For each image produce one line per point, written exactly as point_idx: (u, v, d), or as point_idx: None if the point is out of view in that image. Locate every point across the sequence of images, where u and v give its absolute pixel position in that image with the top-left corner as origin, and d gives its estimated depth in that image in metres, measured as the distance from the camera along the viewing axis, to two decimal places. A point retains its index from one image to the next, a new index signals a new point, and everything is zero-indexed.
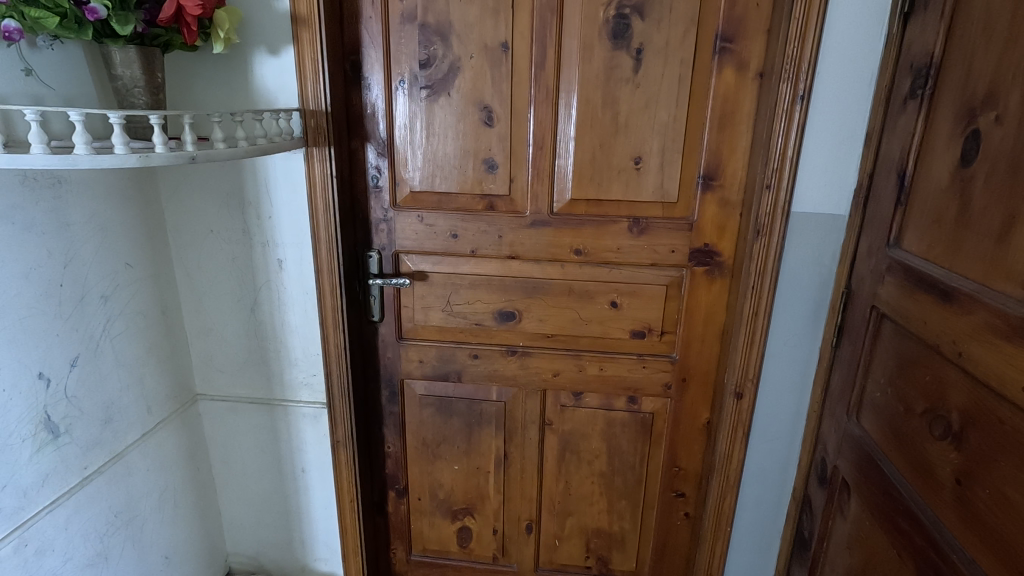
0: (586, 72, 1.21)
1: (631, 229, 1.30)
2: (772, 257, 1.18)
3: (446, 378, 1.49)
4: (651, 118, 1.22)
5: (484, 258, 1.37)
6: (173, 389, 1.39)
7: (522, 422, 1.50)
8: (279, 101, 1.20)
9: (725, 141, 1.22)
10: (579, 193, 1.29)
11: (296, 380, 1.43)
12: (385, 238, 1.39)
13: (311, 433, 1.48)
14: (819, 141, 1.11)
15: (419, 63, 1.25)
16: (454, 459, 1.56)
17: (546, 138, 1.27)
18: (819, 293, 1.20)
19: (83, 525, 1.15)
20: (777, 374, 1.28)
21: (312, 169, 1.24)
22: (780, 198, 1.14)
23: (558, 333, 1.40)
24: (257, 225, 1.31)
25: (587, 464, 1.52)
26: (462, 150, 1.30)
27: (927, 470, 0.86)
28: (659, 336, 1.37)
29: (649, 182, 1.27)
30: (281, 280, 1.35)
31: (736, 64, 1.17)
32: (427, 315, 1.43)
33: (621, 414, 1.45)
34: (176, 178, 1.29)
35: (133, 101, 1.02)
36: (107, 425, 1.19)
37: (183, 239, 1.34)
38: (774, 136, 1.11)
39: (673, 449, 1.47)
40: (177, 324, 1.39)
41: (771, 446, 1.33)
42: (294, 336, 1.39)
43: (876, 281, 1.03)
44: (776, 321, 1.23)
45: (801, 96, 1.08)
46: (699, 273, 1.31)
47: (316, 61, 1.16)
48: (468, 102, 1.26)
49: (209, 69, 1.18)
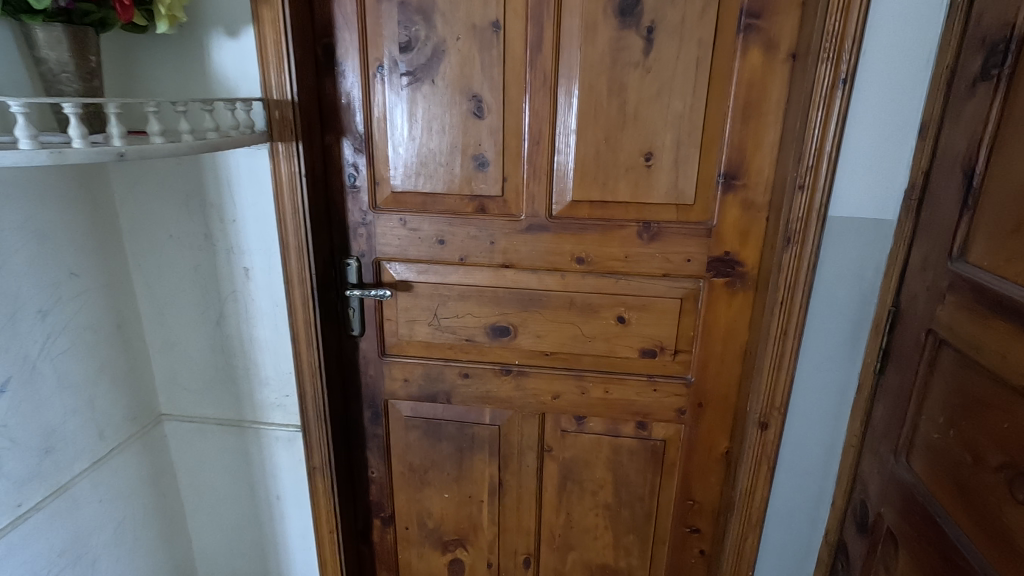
0: (589, 54, 1.05)
1: (640, 234, 1.14)
2: (805, 268, 1.01)
3: (434, 400, 1.34)
4: (664, 108, 1.06)
5: (475, 266, 1.22)
6: (131, 410, 1.26)
7: (518, 447, 1.35)
8: (239, 90, 1.06)
9: (750, 134, 1.05)
10: (581, 194, 1.14)
11: (267, 401, 1.30)
12: (365, 244, 1.24)
13: (286, 457, 1.34)
14: (863, 134, 0.94)
15: (399, 46, 1.10)
16: (444, 487, 1.42)
17: (543, 131, 1.11)
18: (860, 311, 1.03)
19: (18, 568, 1.03)
20: (808, 403, 1.11)
21: (277, 167, 1.10)
22: (816, 200, 0.97)
23: (558, 351, 1.25)
24: (220, 229, 1.17)
25: (591, 494, 1.36)
26: (448, 146, 1.15)
27: (1005, 539, 0.70)
28: (672, 355, 1.21)
29: (661, 181, 1.10)
30: (249, 290, 1.21)
31: (764, 44, 1.00)
32: (413, 329, 1.29)
33: (628, 441, 1.30)
34: (130, 177, 1.16)
35: (61, 89, 0.88)
36: (46, 455, 1.07)
37: (140, 245, 1.21)
38: (809, 127, 0.95)
39: (687, 481, 1.31)
40: (137, 339, 1.26)
41: (801, 483, 1.17)
42: (264, 353, 1.26)
43: (933, 301, 0.87)
44: (808, 342, 1.07)
45: (843, 79, 0.91)
46: (718, 285, 1.15)
47: (280, 45, 1.02)
48: (455, 91, 1.11)
49: (160, 52, 1.05)
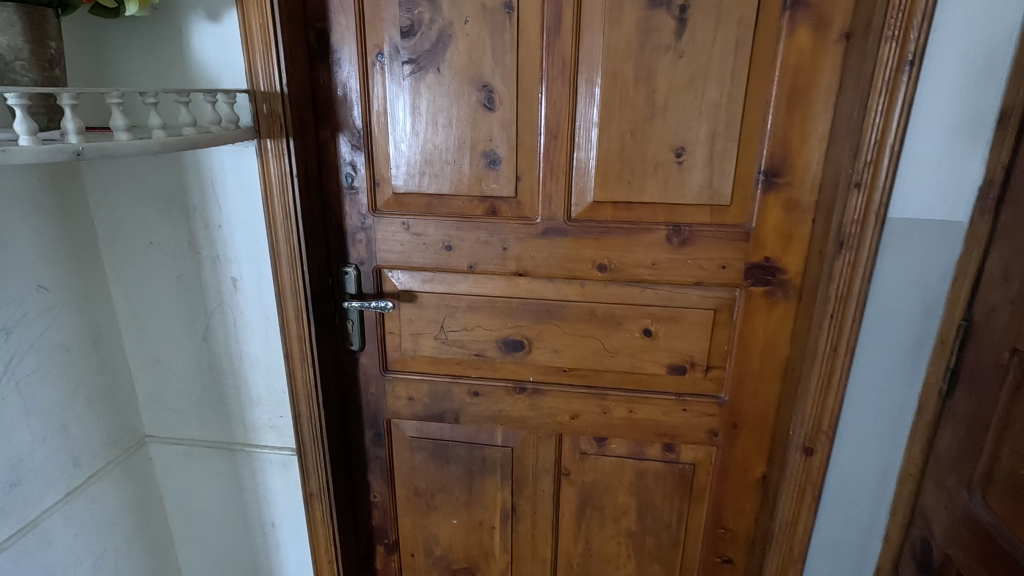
0: (613, 37, 0.94)
1: (670, 239, 1.02)
2: (860, 277, 0.89)
3: (441, 419, 1.23)
4: (698, 97, 0.94)
5: (485, 274, 1.10)
6: (112, 433, 1.15)
7: (533, 470, 1.24)
8: (222, 81, 0.95)
9: (796, 125, 0.94)
10: (604, 195, 1.02)
11: (259, 422, 1.19)
12: (365, 251, 1.13)
13: (281, 482, 1.23)
14: (930, 124, 0.83)
15: (401, 31, 0.99)
16: (452, 512, 1.30)
17: (561, 125, 1.00)
18: (922, 324, 0.92)
19: None
20: (860, 426, 0.99)
21: (266, 167, 0.99)
22: (875, 199, 0.86)
23: (577, 367, 1.14)
24: (205, 235, 1.06)
25: (612, 521, 1.24)
26: (455, 142, 1.04)
27: None
28: (704, 372, 1.10)
29: (694, 180, 0.99)
30: (237, 303, 1.10)
31: (813, 22, 0.89)
32: (417, 343, 1.17)
33: (654, 464, 1.18)
34: (105, 179, 1.05)
35: (15, 78, 0.76)
36: (12, 488, 0.97)
37: (119, 254, 1.10)
38: (869, 117, 0.83)
39: (719, 507, 1.19)
40: (117, 355, 1.15)
41: (849, 514, 1.05)
42: (255, 370, 1.15)
43: (1019, 315, 0.75)
44: (861, 359, 0.95)
45: (910, 60, 0.79)
46: (757, 294, 1.03)
47: (267, 30, 0.91)
48: (463, 80, 1.00)
49: (133, 40, 0.94)
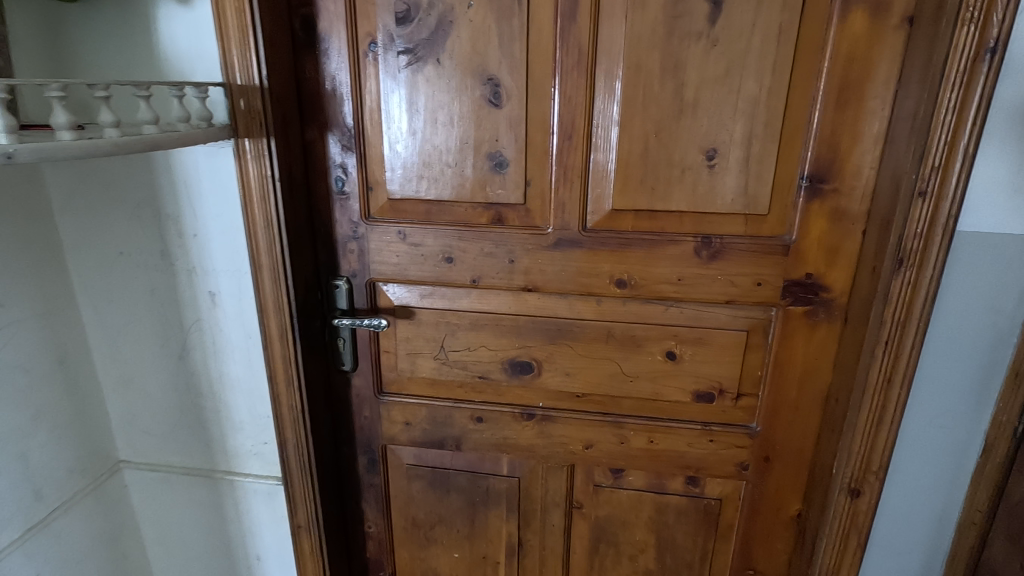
0: (637, 24, 0.82)
1: (698, 252, 0.91)
2: (921, 299, 0.77)
3: (441, 446, 1.12)
4: (733, 92, 0.83)
5: (490, 289, 0.99)
6: (79, 460, 1.05)
7: (543, 502, 1.12)
8: (194, 74, 0.84)
9: (846, 124, 0.82)
10: (624, 203, 0.91)
11: (241, 448, 1.09)
12: (356, 263, 1.02)
13: (266, 513, 1.13)
14: (1010, 122, 0.71)
15: (396, 17, 0.88)
16: (453, 545, 1.19)
17: (576, 123, 0.89)
18: (991, 353, 0.80)
19: None
20: (914, 465, 0.87)
21: (243, 169, 0.88)
22: (942, 210, 0.74)
23: (591, 392, 1.02)
24: (178, 245, 0.96)
25: (629, 559, 1.13)
26: (458, 142, 0.93)
27: None
28: (734, 400, 0.98)
29: (726, 186, 0.87)
30: (216, 319, 1.00)
31: (871, 4, 0.77)
32: (415, 364, 1.07)
33: (676, 499, 1.06)
34: (69, 182, 0.95)
35: None
36: None
37: (86, 264, 1.00)
38: (939, 114, 0.71)
39: (748, 546, 1.08)
40: (86, 375, 1.05)
41: (899, 562, 0.93)
42: (235, 393, 1.04)
43: None
44: (918, 391, 0.84)
45: (991, 48, 0.67)
46: (796, 315, 0.91)
47: (243, 15, 0.80)
48: (466, 73, 0.89)
49: (96, 28, 0.83)
